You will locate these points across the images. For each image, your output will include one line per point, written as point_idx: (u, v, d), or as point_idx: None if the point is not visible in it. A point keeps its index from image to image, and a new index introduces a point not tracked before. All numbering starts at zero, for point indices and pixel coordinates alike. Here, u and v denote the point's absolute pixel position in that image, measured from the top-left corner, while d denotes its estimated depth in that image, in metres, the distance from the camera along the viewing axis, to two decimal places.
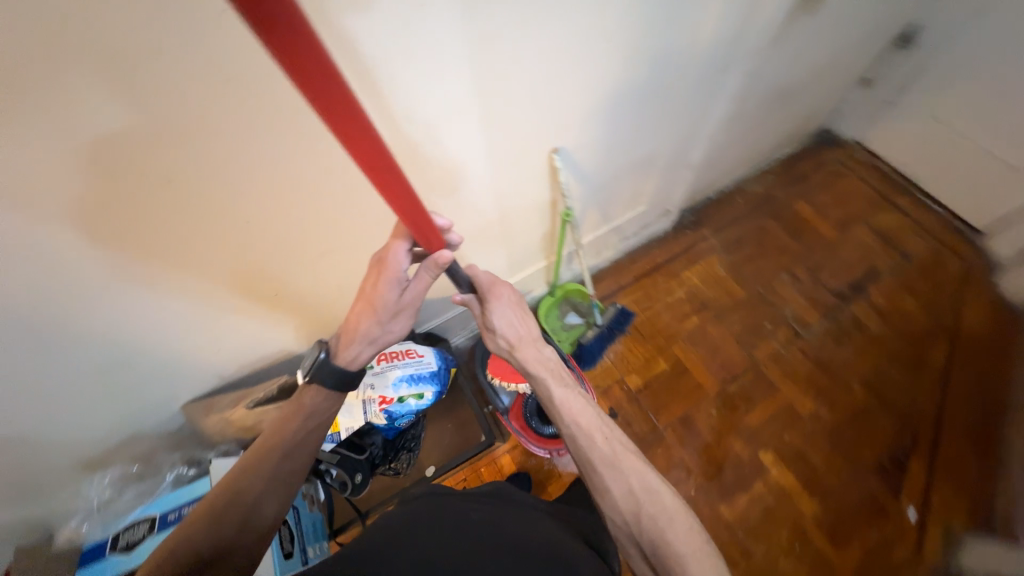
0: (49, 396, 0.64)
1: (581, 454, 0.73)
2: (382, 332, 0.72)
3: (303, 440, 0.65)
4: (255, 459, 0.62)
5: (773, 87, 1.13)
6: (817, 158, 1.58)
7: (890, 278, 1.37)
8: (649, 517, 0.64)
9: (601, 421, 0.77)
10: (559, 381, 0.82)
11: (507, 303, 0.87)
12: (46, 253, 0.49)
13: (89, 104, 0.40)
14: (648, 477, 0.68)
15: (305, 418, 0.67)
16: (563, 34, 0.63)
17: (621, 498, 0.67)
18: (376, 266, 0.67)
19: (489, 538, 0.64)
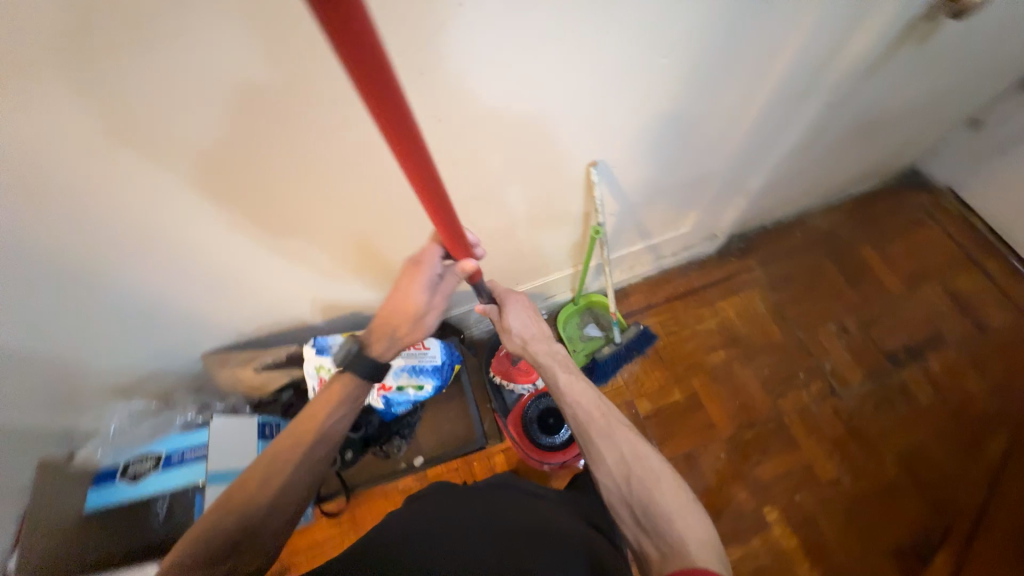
0: (85, 328, 0.70)
1: (579, 425, 0.73)
2: (414, 331, 0.74)
3: (336, 430, 0.69)
4: (290, 448, 0.65)
5: (859, 120, 1.01)
6: (897, 200, 1.42)
7: (955, 348, 1.23)
8: (637, 478, 0.65)
9: (601, 399, 0.76)
10: (563, 365, 0.81)
11: (521, 307, 0.87)
12: (84, 198, 0.52)
13: (127, 65, 0.42)
14: (639, 445, 0.69)
15: (340, 407, 0.70)
16: (616, 45, 0.59)
17: (614, 464, 0.67)
18: (409, 268, 0.69)
19: (491, 530, 0.64)
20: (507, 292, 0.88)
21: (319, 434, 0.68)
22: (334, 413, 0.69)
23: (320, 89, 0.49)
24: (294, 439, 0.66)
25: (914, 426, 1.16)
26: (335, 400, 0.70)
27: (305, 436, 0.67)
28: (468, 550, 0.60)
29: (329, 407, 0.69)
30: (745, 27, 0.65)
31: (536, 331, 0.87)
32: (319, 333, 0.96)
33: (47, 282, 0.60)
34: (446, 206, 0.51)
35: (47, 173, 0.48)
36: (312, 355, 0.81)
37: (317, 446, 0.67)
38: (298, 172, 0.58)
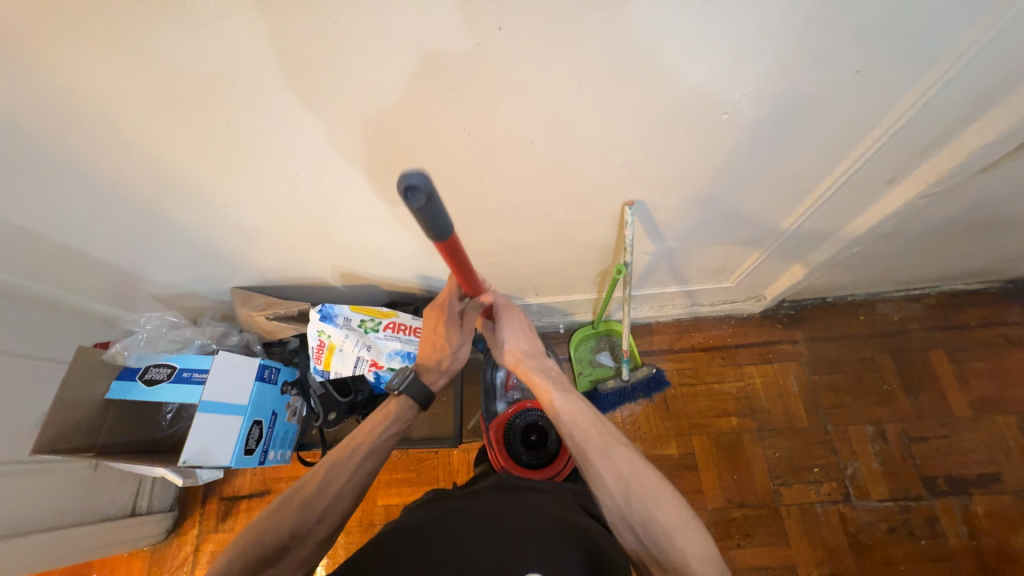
0: (140, 247, 0.80)
1: (577, 447, 0.70)
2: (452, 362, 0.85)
3: (384, 444, 0.74)
4: (344, 456, 0.70)
5: (963, 217, 0.87)
6: (998, 310, 1.22)
7: (1012, 497, 1.06)
8: (637, 496, 0.61)
9: (595, 416, 0.74)
10: (557, 385, 0.79)
11: (519, 322, 0.87)
12: (147, 144, 0.58)
13: (190, 42, 0.46)
14: (635, 461, 0.65)
15: (392, 424, 0.76)
16: (666, 92, 0.55)
17: (611, 483, 0.64)
18: (434, 311, 0.80)
19: (505, 526, 0.61)
20: (504, 306, 0.87)
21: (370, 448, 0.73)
22: (387, 427, 0.75)
23: (351, 86, 0.51)
24: (348, 448, 0.71)
25: (932, 565, 1.03)
26: (388, 415, 0.76)
27: (355, 447, 0.72)
28: (480, 544, 0.57)
29: (383, 422, 0.75)
30: (824, 98, 0.58)
31: (528, 347, 0.85)
32: (337, 294, 1.02)
33: (105, 201, 0.68)
34: (466, 261, 0.60)
35: (106, 112, 0.54)
36: (315, 321, 0.86)
37: (366, 460, 0.71)
38: (325, 153, 0.61)
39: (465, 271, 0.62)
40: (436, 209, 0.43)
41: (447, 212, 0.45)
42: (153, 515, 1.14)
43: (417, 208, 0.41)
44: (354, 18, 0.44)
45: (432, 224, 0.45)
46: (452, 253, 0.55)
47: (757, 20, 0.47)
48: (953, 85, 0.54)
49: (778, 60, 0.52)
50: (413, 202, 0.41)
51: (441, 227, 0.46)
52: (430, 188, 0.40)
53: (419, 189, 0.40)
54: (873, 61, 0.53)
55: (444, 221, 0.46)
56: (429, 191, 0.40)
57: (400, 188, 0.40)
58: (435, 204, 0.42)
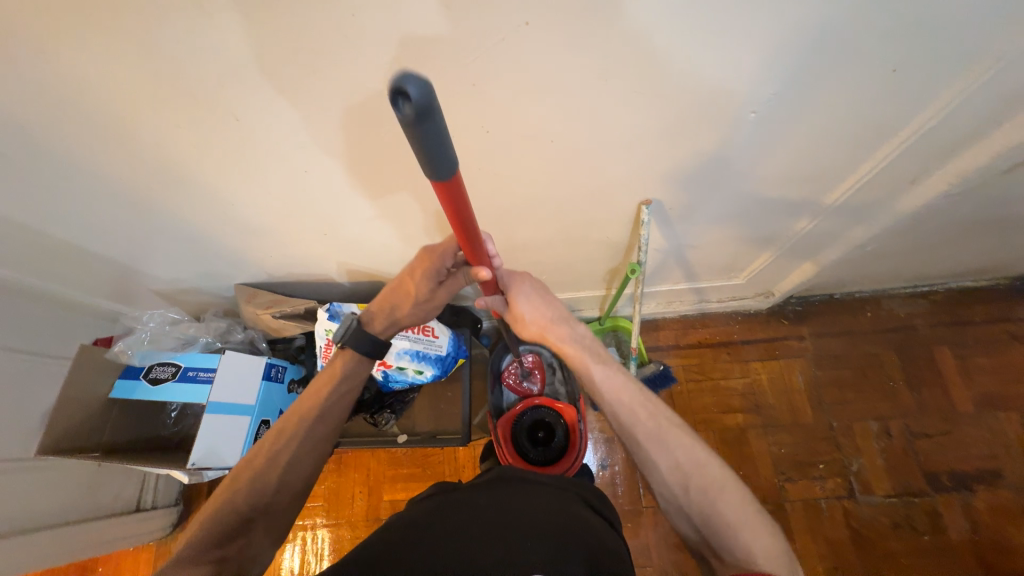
0: (142, 243, 0.78)
1: (625, 429, 0.68)
2: (412, 314, 0.77)
3: (333, 406, 0.70)
4: (293, 424, 0.66)
5: (980, 215, 0.86)
6: (1004, 306, 1.21)
7: (1013, 492, 1.07)
8: (698, 488, 0.61)
9: (640, 394, 0.71)
10: (596, 358, 0.75)
11: (528, 295, 0.78)
12: (148, 139, 0.56)
13: (197, 36, 0.43)
14: (694, 450, 0.64)
15: (340, 384, 0.72)
16: (691, 90, 0.53)
17: (668, 472, 0.63)
18: (423, 257, 0.71)
19: (505, 517, 0.60)
20: (513, 278, 0.78)
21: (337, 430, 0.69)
22: (334, 390, 0.70)
23: (363, 80, 0.49)
24: (296, 415, 0.67)
25: (931, 559, 1.04)
26: (334, 378, 0.71)
27: (304, 415, 0.67)
28: (479, 533, 0.57)
29: (327, 386, 0.70)
30: (852, 97, 0.56)
31: (553, 315, 0.78)
32: (343, 290, 1.00)
33: (105, 197, 0.65)
34: (475, 225, 0.51)
35: (107, 106, 0.51)
36: (324, 320, 0.86)
37: None
38: (336, 149, 0.59)
39: (472, 238, 0.54)
40: (436, 128, 0.33)
41: (449, 136, 0.34)
42: (158, 510, 1.14)
43: (409, 123, 0.32)
44: (372, 11, 0.42)
45: (430, 152, 0.35)
46: (457, 205, 0.45)
47: (792, 14, 0.45)
48: (988, 86, 0.53)
49: (809, 60, 0.50)
50: (404, 110, 0.31)
51: (441, 157, 0.36)
52: (428, 99, 0.30)
53: (412, 99, 0.30)
54: (910, 60, 0.51)
55: (446, 147, 0.35)
56: (426, 102, 0.30)
57: (390, 91, 0.30)
58: (433, 123, 0.32)
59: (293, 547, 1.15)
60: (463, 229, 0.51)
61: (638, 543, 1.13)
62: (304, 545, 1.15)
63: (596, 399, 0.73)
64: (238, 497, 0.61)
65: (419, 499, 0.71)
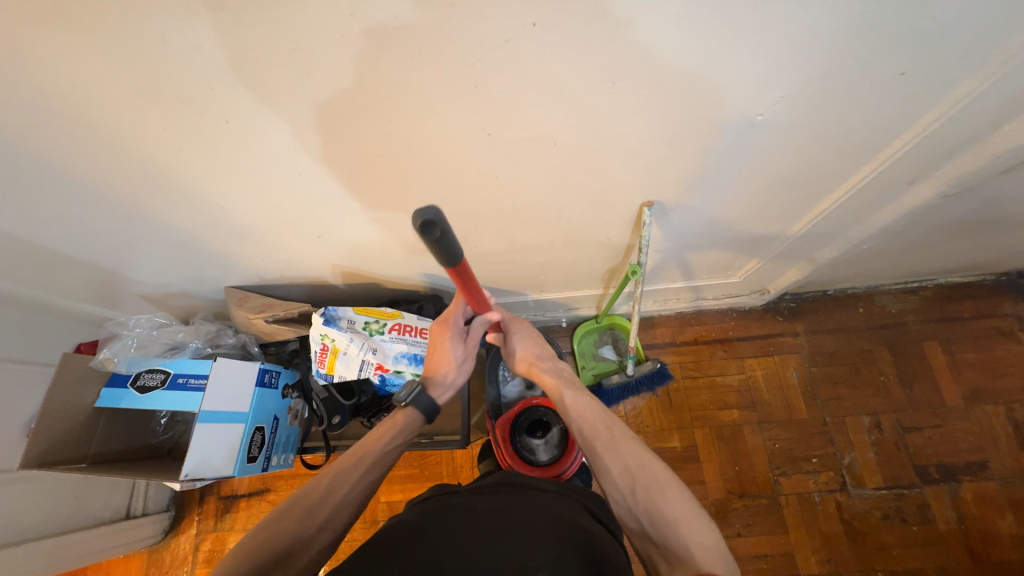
0: (127, 248, 0.75)
1: (584, 441, 0.69)
2: (459, 376, 0.82)
3: (391, 455, 0.70)
4: (352, 462, 0.66)
5: (974, 214, 0.86)
6: (991, 302, 1.24)
7: (999, 483, 1.10)
8: (643, 489, 0.60)
9: (604, 411, 0.72)
10: (569, 384, 0.77)
11: (526, 332, 0.86)
12: (132, 141, 0.53)
13: (183, 35, 0.41)
14: (643, 454, 0.64)
15: (400, 432, 0.72)
16: (699, 91, 0.52)
17: (618, 475, 0.63)
18: (441, 324, 0.79)
19: (506, 523, 0.59)
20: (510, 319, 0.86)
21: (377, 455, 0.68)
22: (396, 436, 0.71)
23: (361, 82, 0.46)
24: (358, 453, 0.67)
25: (920, 549, 1.07)
26: (395, 424, 0.72)
27: (366, 453, 0.67)
28: (476, 538, 0.56)
29: (393, 433, 0.71)
30: (858, 101, 0.55)
31: (539, 351, 0.83)
32: (337, 293, 0.98)
33: (89, 201, 0.62)
34: (472, 277, 0.56)
35: (88, 107, 0.48)
36: (319, 325, 0.83)
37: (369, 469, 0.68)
38: (332, 152, 0.57)
39: (467, 283, 0.57)
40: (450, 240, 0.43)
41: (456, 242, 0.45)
42: (149, 516, 1.12)
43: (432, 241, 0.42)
44: (374, 10, 0.39)
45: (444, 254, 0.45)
46: (462, 276, 0.54)
47: (809, 18, 0.44)
48: (994, 89, 0.52)
49: (818, 64, 0.49)
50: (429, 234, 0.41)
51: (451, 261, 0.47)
52: (443, 222, 0.41)
53: (434, 223, 0.40)
54: (920, 64, 0.50)
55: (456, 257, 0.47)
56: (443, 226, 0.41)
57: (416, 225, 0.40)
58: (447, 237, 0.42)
59: None
60: (465, 285, 0.58)
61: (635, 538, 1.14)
62: None
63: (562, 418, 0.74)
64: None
65: (421, 501, 0.70)
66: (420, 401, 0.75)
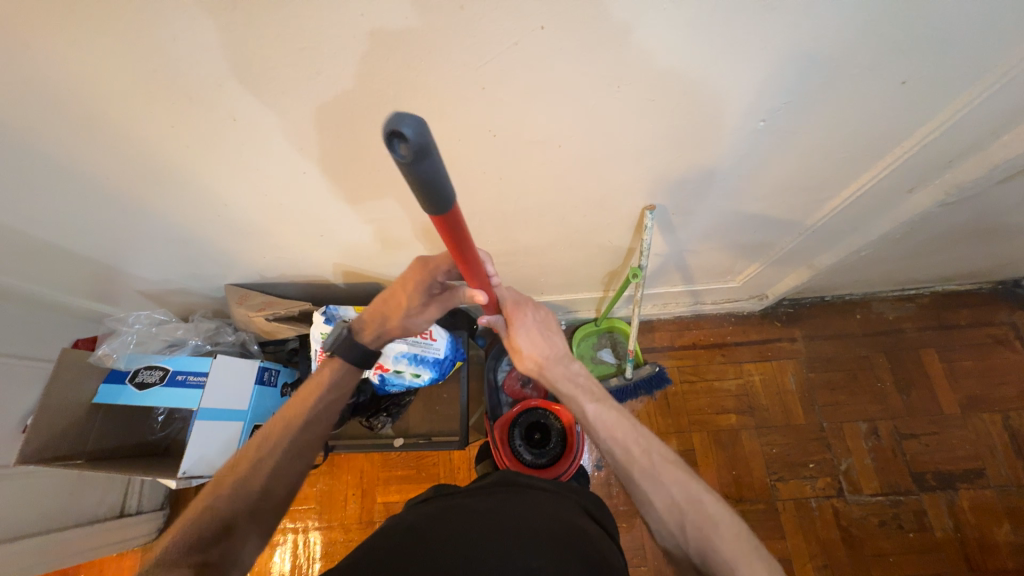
0: (128, 244, 0.75)
1: (620, 467, 0.68)
2: (407, 325, 0.75)
3: (324, 414, 0.68)
4: (278, 428, 0.65)
5: (971, 222, 0.87)
6: (987, 310, 1.25)
7: (994, 491, 1.11)
8: (694, 525, 0.58)
9: (636, 431, 0.70)
10: (593, 397, 0.75)
11: (531, 325, 0.80)
12: (136, 137, 0.53)
13: (191, 35, 0.41)
14: (689, 484, 0.62)
15: (329, 392, 0.70)
16: (701, 97, 0.52)
17: (665, 510, 0.61)
18: (417, 266, 0.70)
19: (504, 523, 0.59)
20: (514, 306, 0.79)
21: (305, 419, 0.66)
22: (323, 397, 0.68)
23: (367, 82, 0.47)
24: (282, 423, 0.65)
25: (917, 556, 1.07)
26: (323, 385, 0.69)
27: (291, 419, 0.65)
28: (482, 541, 0.55)
29: (316, 392, 0.68)
30: (861, 109, 0.56)
31: (550, 351, 0.80)
32: (337, 292, 0.98)
33: (91, 197, 0.62)
34: (472, 249, 0.51)
35: (94, 102, 0.48)
36: (319, 323, 0.84)
37: None
38: (336, 152, 0.57)
39: (467, 257, 0.52)
40: (433, 167, 0.32)
41: (447, 174, 0.34)
42: (144, 514, 1.11)
43: (403, 165, 0.31)
44: (384, 12, 0.40)
45: (426, 190, 0.34)
46: (465, 254, 0.51)
47: (811, 26, 0.44)
48: (993, 100, 0.53)
49: (820, 71, 0.50)
50: (401, 151, 0.30)
51: (439, 197, 0.36)
52: (425, 141, 0.30)
53: (409, 140, 0.29)
54: (921, 73, 0.51)
55: (445, 190, 0.35)
56: (424, 145, 0.30)
57: (386, 132, 0.29)
58: (431, 163, 0.31)
59: (284, 551, 1.13)
60: (466, 265, 0.55)
61: (632, 541, 1.14)
62: (295, 549, 1.13)
63: (591, 437, 0.73)
64: (217, 498, 0.58)
65: (419, 502, 0.69)
66: (348, 344, 0.71)
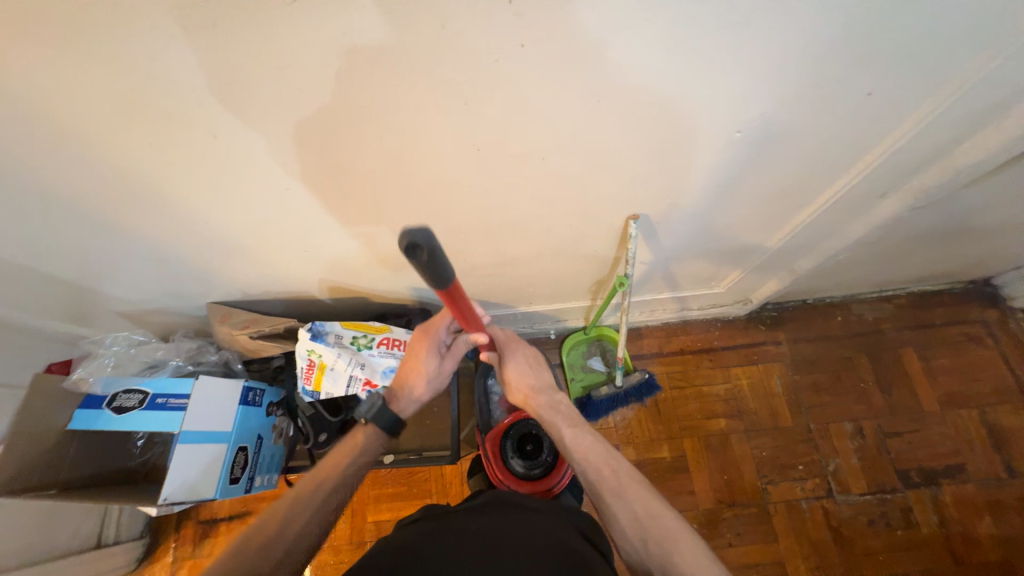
0: (106, 264, 0.73)
1: (590, 487, 0.67)
2: (428, 391, 0.78)
3: (352, 478, 0.67)
4: (308, 488, 0.64)
5: (941, 225, 0.90)
6: (960, 309, 1.29)
7: (976, 486, 1.13)
8: (655, 542, 0.59)
9: (607, 452, 0.70)
10: (568, 420, 0.76)
11: (523, 360, 0.83)
12: (114, 156, 0.52)
13: (170, 53, 0.41)
14: (652, 502, 0.63)
15: (359, 456, 0.69)
16: (679, 108, 0.54)
17: (628, 527, 0.61)
18: (421, 332, 0.77)
19: (498, 547, 0.57)
20: (507, 343, 0.84)
21: (335, 479, 0.66)
22: (354, 460, 0.68)
23: (349, 98, 0.47)
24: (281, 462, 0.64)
25: (905, 553, 1.09)
26: (355, 448, 0.69)
27: (321, 479, 0.65)
28: (472, 564, 0.54)
29: (350, 455, 0.68)
30: (831, 119, 0.58)
31: (537, 381, 0.81)
32: (323, 307, 0.97)
33: (67, 216, 0.61)
34: (463, 296, 0.55)
35: (71, 121, 0.48)
36: (305, 340, 0.83)
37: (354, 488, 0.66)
38: (319, 168, 0.57)
39: (455, 301, 0.54)
40: (439, 262, 0.41)
41: (449, 264, 0.44)
42: (122, 545, 1.06)
43: (419, 263, 0.40)
44: (364, 29, 0.40)
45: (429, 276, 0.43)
46: (454, 299, 0.54)
47: (780, 40, 0.46)
48: (953, 109, 0.56)
49: (791, 84, 0.52)
50: (416, 256, 0.39)
51: (442, 279, 0.45)
52: (433, 245, 0.39)
53: (422, 246, 0.39)
54: (885, 84, 0.53)
55: (444, 273, 0.45)
56: (433, 248, 0.39)
57: (403, 243, 0.38)
58: (437, 261, 0.41)
59: None
60: (459, 310, 0.58)
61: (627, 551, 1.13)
62: None
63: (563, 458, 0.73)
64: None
65: (410, 521, 0.68)
66: (380, 414, 0.71)
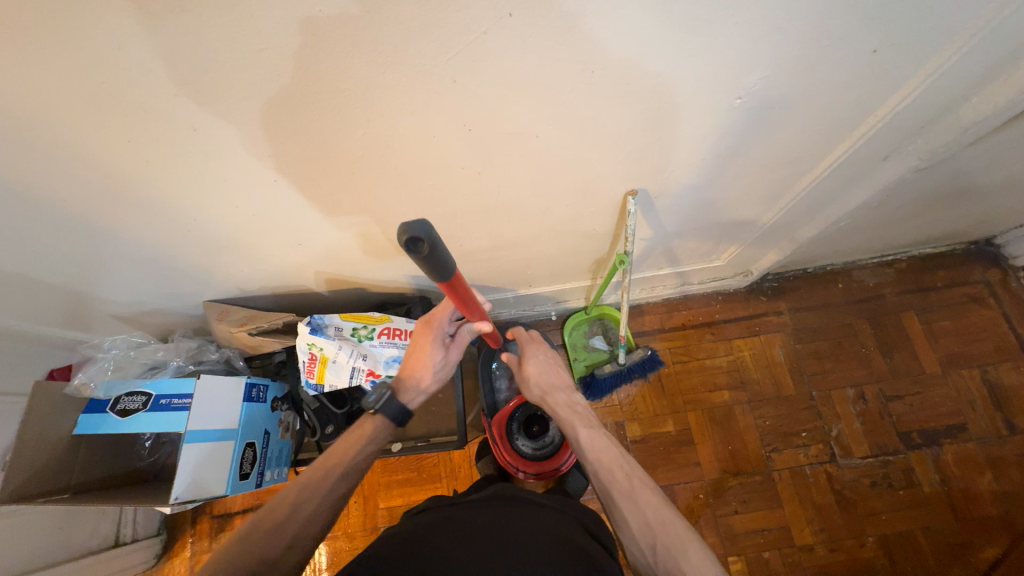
0: (95, 267, 0.71)
1: (600, 485, 0.67)
2: (435, 384, 0.77)
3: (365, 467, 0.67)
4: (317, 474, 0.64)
5: (942, 186, 0.89)
6: (961, 270, 1.28)
7: (976, 444, 1.15)
8: (664, 547, 0.58)
9: (623, 457, 0.70)
10: (583, 420, 0.76)
11: (541, 358, 0.85)
12: (90, 156, 0.50)
13: (133, 45, 0.39)
14: (662, 508, 0.62)
15: (369, 444, 0.68)
16: (676, 76, 0.51)
17: (637, 529, 0.61)
18: (425, 325, 0.76)
19: (506, 544, 0.57)
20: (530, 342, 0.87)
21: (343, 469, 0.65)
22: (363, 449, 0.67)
23: (332, 79, 0.44)
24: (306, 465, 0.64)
25: (908, 512, 1.11)
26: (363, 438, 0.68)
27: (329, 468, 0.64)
28: (483, 562, 0.54)
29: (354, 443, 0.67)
30: (833, 80, 0.56)
31: (556, 380, 0.83)
32: (321, 300, 0.96)
33: (47, 219, 0.59)
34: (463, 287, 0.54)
35: (38, 118, 0.45)
36: (306, 334, 0.82)
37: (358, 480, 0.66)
38: (305, 155, 0.55)
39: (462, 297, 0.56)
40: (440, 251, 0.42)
41: (448, 254, 0.44)
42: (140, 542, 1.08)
43: (419, 254, 0.40)
44: (327, 4, 0.38)
45: (436, 269, 0.44)
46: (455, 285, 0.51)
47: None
48: (958, 64, 0.53)
49: (793, 44, 0.49)
50: (419, 249, 0.40)
51: (444, 270, 0.45)
52: (433, 237, 0.40)
53: (423, 239, 0.39)
54: (890, 41, 0.51)
55: (446, 264, 0.45)
56: (433, 239, 0.40)
57: (402, 237, 0.39)
58: (438, 251, 0.41)
59: None
60: (457, 295, 0.55)
61: None
62: None
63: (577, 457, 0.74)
64: None
65: (416, 514, 0.68)
66: (388, 404, 0.70)
